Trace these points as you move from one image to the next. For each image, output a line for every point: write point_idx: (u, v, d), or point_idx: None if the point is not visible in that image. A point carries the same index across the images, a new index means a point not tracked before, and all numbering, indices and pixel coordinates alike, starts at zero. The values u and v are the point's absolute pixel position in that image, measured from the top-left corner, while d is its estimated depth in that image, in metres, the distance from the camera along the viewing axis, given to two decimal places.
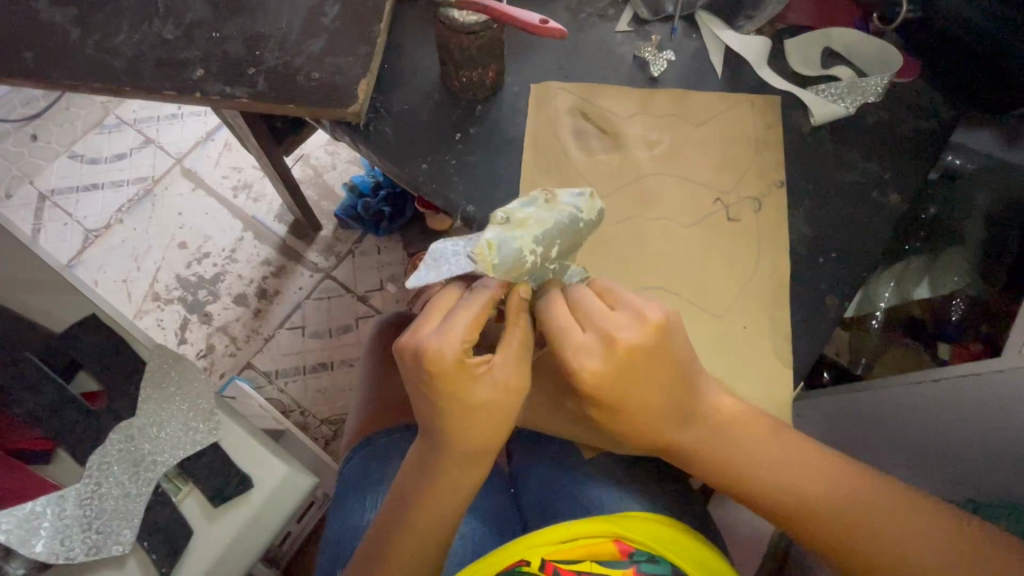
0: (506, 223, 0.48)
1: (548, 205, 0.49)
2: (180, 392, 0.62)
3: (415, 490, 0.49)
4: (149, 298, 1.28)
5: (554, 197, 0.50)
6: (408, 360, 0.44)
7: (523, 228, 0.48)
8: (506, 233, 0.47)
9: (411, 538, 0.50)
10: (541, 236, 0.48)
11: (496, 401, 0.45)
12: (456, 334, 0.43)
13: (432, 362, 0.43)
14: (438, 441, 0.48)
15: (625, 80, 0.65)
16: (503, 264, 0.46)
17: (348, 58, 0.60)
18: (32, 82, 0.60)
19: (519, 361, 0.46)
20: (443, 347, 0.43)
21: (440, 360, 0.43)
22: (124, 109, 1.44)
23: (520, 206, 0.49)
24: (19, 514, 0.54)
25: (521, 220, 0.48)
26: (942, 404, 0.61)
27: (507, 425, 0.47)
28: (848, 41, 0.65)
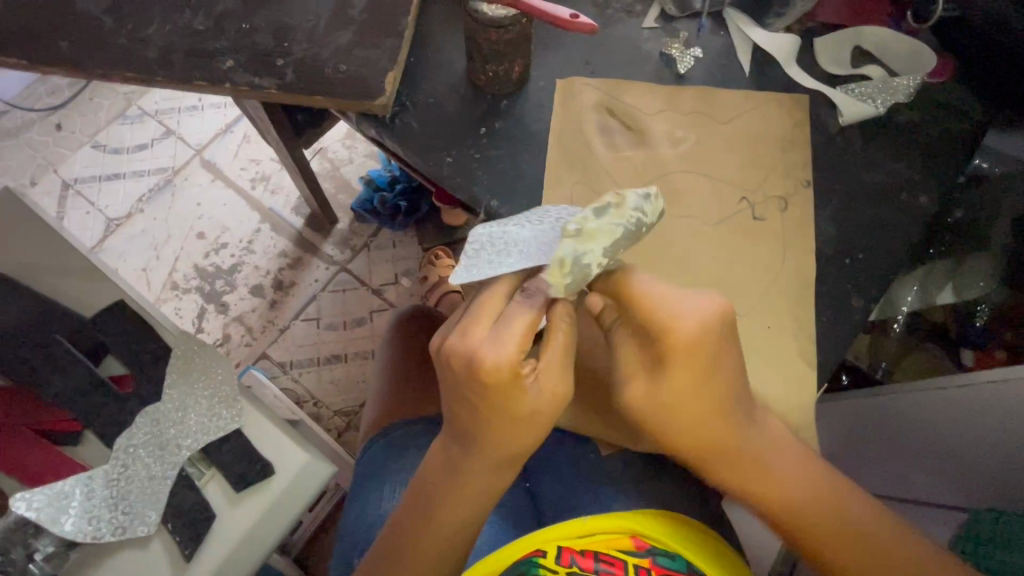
0: (577, 235, 0.47)
1: (617, 213, 0.48)
2: (204, 378, 0.63)
3: (443, 489, 0.50)
4: (168, 287, 1.30)
5: (622, 202, 0.48)
6: (456, 364, 0.43)
7: (593, 241, 0.47)
8: (577, 248, 0.46)
9: (437, 537, 0.50)
10: (610, 248, 0.47)
11: (542, 406, 0.45)
12: (507, 341, 0.42)
13: (482, 368, 0.42)
14: (474, 444, 0.47)
15: (651, 77, 0.64)
16: (572, 279, 0.46)
17: (375, 51, 0.61)
18: (65, 70, 0.61)
19: (564, 367, 0.46)
20: (494, 354, 0.42)
21: (493, 368, 0.42)
22: (146, 100, 1.46)
23: (590, 215, 0.48)
24: (49, 492, 0.56)
25: (591, 232, 0.47)
26: (966, 410, 0.60)
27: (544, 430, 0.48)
28: (879, 40, 0.64)
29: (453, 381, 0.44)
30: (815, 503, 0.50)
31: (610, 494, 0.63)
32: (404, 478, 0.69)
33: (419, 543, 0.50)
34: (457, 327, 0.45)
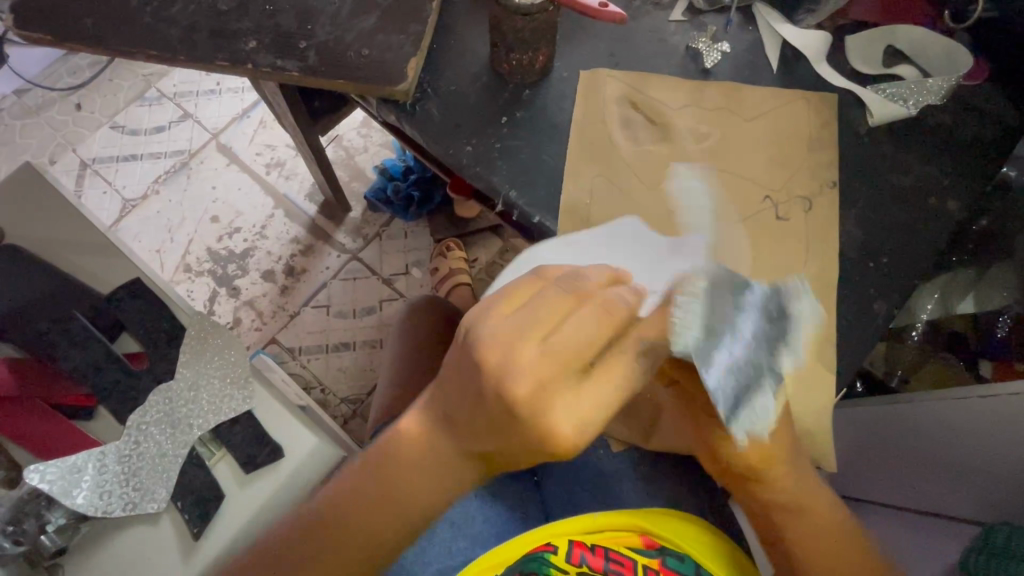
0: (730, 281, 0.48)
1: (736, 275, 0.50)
2: (217, 359, 0.63)
3: (411, 470, 0.45)
4: (181, 269, 1.31)
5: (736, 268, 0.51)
6: (522, 401, 0.38)
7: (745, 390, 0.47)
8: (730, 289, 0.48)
9: (393, 521, 0.46)
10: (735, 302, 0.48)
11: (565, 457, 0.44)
12: (593, 411, 0.39)
13: (555, 433, 0.38)
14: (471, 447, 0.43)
15: (677, 71, 0.63)
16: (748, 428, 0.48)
17: (399, 36, 0.60)
18: (90, 47, 0.61)
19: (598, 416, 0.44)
20: (576, 424, 0.38)
21: (573, 440, 0.38)
22: (166, 82, 1.47)
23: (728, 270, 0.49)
24: (63, 465, 0.56)
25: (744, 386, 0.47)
26: (986, 421, 0.59)
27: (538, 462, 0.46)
28: (914, 38, 0.62)
29: (497, 403, 0.39)
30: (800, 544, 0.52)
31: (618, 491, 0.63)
32: None
33: (370, 518, 0.46)
34: (540, 366, 0.38)
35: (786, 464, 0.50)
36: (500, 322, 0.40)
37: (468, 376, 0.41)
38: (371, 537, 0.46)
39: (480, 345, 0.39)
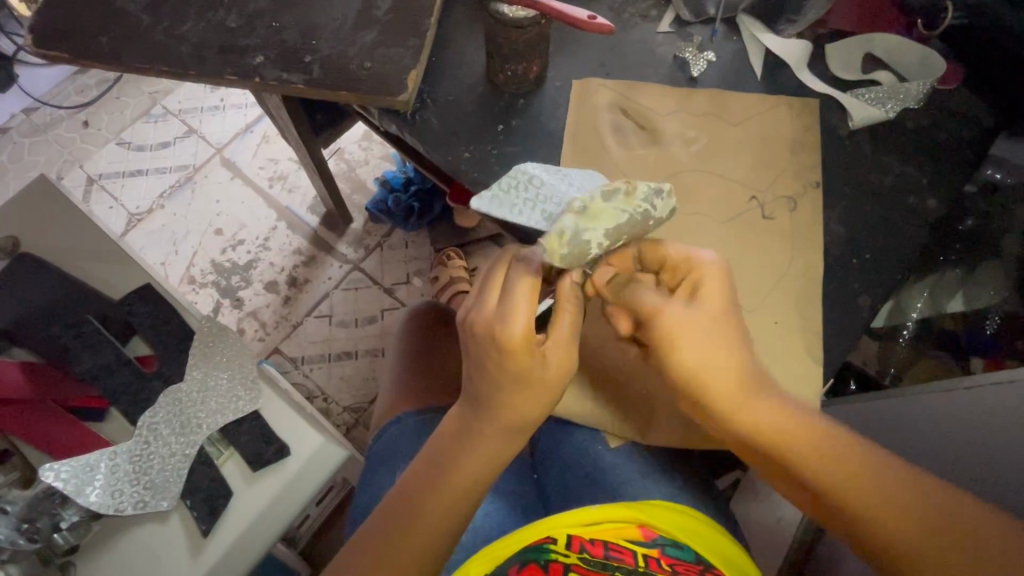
0: (580, 212, 0.49)
1: (627, 199, 0.50)
2: (224, 362, 0.65)
3: (450, 454, 0.54)
4: (186, 281, 1.33)
5: (633, 190, 0.50)
6: (476, 327, 0.50)
7: (596, 221, 0.49)
8: (579, 224, 0.49)
9: (463, 496, 0.53)
10: (613, 230, 0.50)
11: (550, 371, 0.50)
12: (522, 309, 0.48)
13: (501, 333, 0.48)
14: (485, 410, 0.52)
15: (665, 79, 0.66)
16: (570, 253, 0.48)
17: (399, 49, 0.63)
18: (105, 64, 0.64)
19: (570, 341, 0.51)
20: (512, 322, 0.48)
21: (511, 333, 0.47)
22: (171, 99, 1.51)
23: (600, 195, 0.49)
24: (77, 464, 0.57)
25: (595, 212, 0.49)
26: (972, 412, 0.60)
27: (549, 399, 0.52)
28: (890, 45, 0.65)
29: (529, 382, 0.50)
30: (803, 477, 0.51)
31: (618, 484, 0.64)
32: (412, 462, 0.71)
33: (427, 499, 0.53)
34: (476, 303, 0.51)
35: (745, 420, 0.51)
36: (517, 319, 0.48)
37: (495, 370, 0.50)
38: (442, 515, 0.53)
39: (498, 336, 0.48)
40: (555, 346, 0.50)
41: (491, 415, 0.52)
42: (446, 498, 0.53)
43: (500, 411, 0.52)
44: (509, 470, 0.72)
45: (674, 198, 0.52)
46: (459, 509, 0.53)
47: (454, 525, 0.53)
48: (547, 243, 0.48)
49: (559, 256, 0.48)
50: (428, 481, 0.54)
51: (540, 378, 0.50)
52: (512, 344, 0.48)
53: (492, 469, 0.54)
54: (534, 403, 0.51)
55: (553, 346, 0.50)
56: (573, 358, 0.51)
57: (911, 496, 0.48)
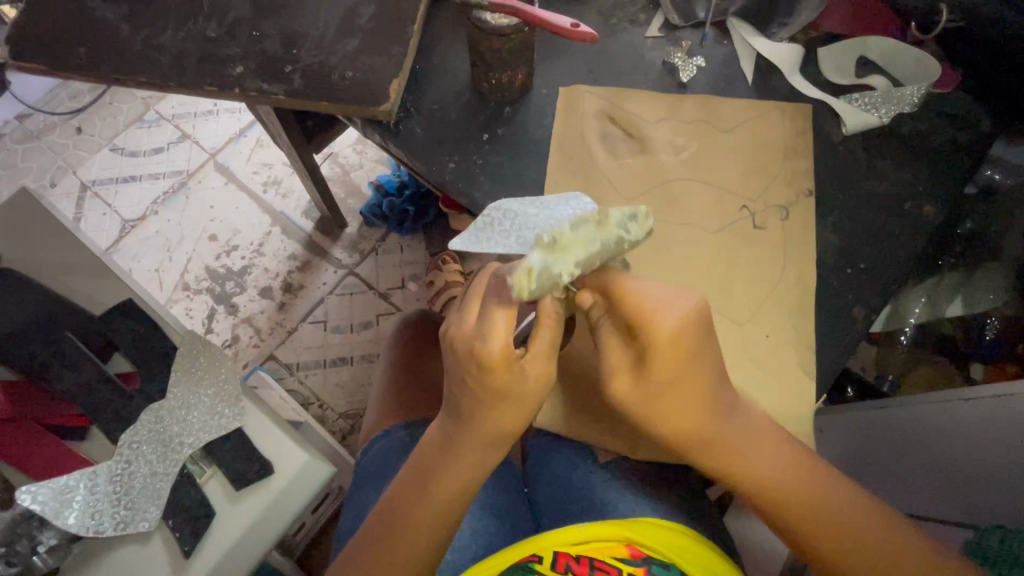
0: (551, 246, 0.46)
1: (599, 228, 0.48)
2: (207, 377, 0.64)
3: (433, 470, 0.52)
4: (179, 288, 1.32)
5: (604, 219, 0.48)
6: (454, 342, 0.48)
7: (566, 252, 0.47)
8: (548, 258, 0.46)
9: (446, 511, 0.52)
10: (584, 259, 0.47)
11: (527, 389, 0.48)
12: (500, 327, 0.46)
13: (479, 351, 0.46)
14: (464, 422, 0.51)
15: (654, 85, 0.65)
16: (539, 286, 0.45)
17: (381, 58, 0.62)
18: (83, 76, 0.63)
19: (550, 354, 0.48)
20: (490, 339, 0.46)
21: (489, 350, 0.46)
22: (163, 105, 1.50)
23: (568, 226, 0.47)
24: (55, 486, 0.56)
25: (566, 244, 0.47)
26: (972, 423, 0.59)
27: (530, 412, 0.50)
28: (884, 49, 0.64)
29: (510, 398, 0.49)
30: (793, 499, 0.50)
31: (609, 499, 0.63)
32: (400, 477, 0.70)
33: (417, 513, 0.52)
34: (456, 321, 0.50)
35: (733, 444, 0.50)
36: (495, 337, 0.46)
37: (475, 387, 0.48)
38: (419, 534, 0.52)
39: (477, 353, 0.46)
40: (534, 359, 0.48)
41: (471, 430, 0.51)
42: (437, 512, 0.52)
43: (479, 425, 0.50)
44: (500, 484, 0.70)
45: (650, 222, 0.50)
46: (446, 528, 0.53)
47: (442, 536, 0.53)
48: (513, 280, 0.45)
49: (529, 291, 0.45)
50: (405, 502, 0.53)
51: (517, 394, 0.48)
52: (489, 361, 0.46)
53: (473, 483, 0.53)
54: (513, 416, 0.50)
55: (532, 362, 0.48)
56: (551, 371, 0.49)
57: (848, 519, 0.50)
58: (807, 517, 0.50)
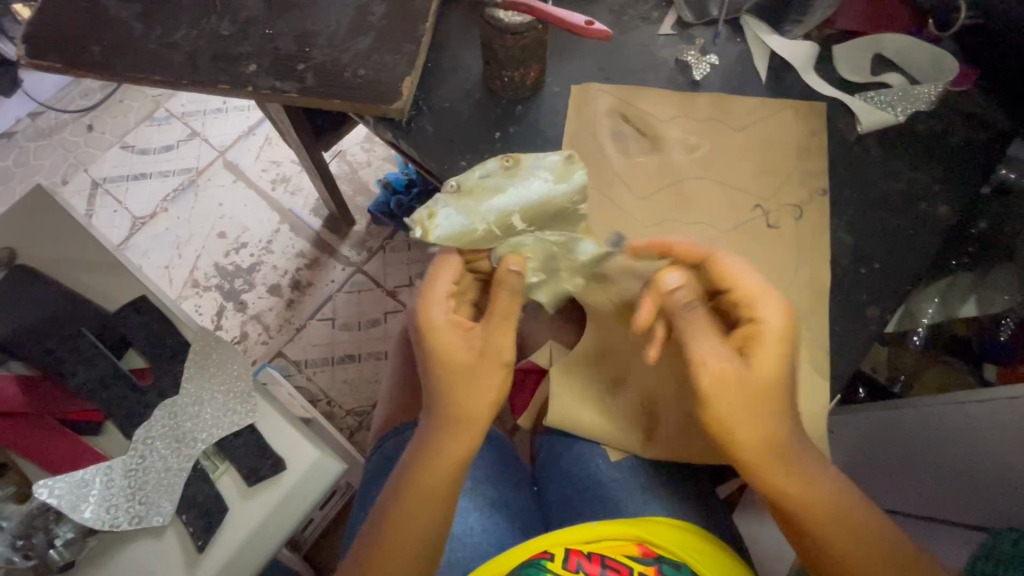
0: (455, 190, 0.53)
1: (505, 172, 0.53)
2: (219, 374, 0.64)
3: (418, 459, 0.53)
4: (189, 285, 1.33)
5: (514, 163, 0.54)
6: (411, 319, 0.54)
7: (472, 196, 0.53)
8: (451, 202, 0.52)
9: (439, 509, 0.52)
10: (488, 199, 0.53)
11: (483, 354, 0.51)
12: (440, 292, 0.52)
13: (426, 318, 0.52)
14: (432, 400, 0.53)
15: (666, 83, 0.64)
16: (446, 227, 0.52)
17: (393, 56, 0.62)
18: (97, 74, 0.63)
19: (502, 319, 0.51)
20: (435, 306, 0.52)
21: (434, 316, 0.51)
22: (173, 102, 1.51)
23: (472, 174, 0.53)
24: (71, 481, 0.57)
25: (471, 188, 0.53)
26: (987, 425, 0.59)
27: (496, 383, 0.52)
28: (900, 47, 0.63)
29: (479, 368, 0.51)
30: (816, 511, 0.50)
31: (619, 498, 0.63)
32: None
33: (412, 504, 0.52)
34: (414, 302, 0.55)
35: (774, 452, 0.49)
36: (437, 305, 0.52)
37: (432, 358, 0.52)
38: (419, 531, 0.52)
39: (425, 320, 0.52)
40: (490, 326, 0.52)
41: (443, 412, 0.52)
42: (431, 503, 0.52)
43: (450, 403, 0.52)
44: (509, 483, 0.71)
45: (576, 163, 0.54)
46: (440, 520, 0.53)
47: (435, 526, 0.52)
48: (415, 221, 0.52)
49: (432, 231, 0.52)
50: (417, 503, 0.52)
51: (483, 361, 0.51)
52: (434, 326, 0.51)
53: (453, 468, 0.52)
54: (483, 386, 0.51)
55: (493, 331, 0.51)
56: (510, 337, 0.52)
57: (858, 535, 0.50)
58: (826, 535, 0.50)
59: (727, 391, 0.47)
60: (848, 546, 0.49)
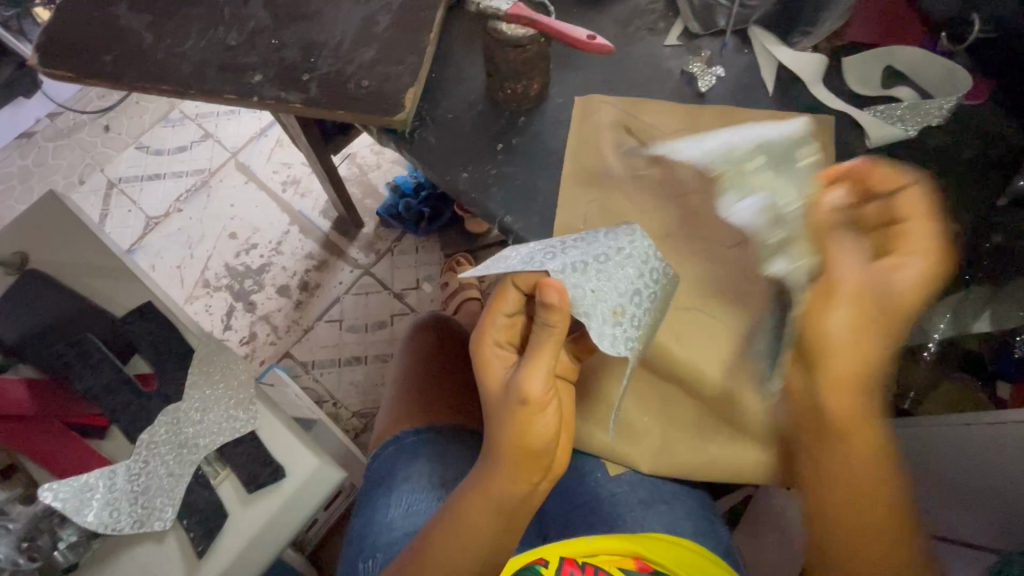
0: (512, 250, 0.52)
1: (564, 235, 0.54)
2: (224, 380, 0.65)
3: (461, 492, 0.51)
4: (199, 285, 1.35)
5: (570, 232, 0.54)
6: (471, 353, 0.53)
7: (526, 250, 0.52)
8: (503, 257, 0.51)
9: (499, 541, 0.51)
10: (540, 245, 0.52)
11: (528, 391, 0.47)
12: (488, 327, 0.52)
13: (479, 353, 0.52)
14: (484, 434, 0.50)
15: (672, 95, 0.64)
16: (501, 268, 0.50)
17: (398, 67, 0.62)
18: (109, 83, 0.64)
19: (546, 361, 0.47)
20: (489, 344, 0.52)
21: (484, 352, 0.52)
22: (187, 104, 1.53)
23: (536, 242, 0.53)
24: (75, 485, 0.58)
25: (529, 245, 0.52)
26: (998, 450, 0.57)
27: (545, 422, 0.48)
28: (912, 59, 0.62)
29: (529, 413, 0.47)
30: (874, 483, 0.49)
31: (618, 513, 0.63)
32: (411, 485, 0.70)
33: (456, 542, 0.50)
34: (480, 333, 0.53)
35: (863, 400, 0.48)
36: (486, 334, 0.52)
37: (485, 394, 0.51)
38: (460, 559, 0.50)
39: (481, 354, 0.52)
40: (534, 370, 0.47)
41: (491, 445, 0.49)
42: (485, 540, 0.50)
43: (493, 444, 0.49)
44: None
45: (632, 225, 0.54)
46: (492, 548, 0.51)
47: (481, 565, 0.51)
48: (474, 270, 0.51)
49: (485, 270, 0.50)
50: (442, 524, 0.52)
51: (524, 406, 0.47)
52: (483, 365, 0.51)
53: (505, 509, 0.49)
54: (528, 428, 0.47)
55: (522, 376, 0.47)
56: (552, 365, 0.48)
57: (892, 532, 0.49)
58: (861, 509, 0.49)
59: (853, 308, 0.47)
60: (881, 529, 0.49)
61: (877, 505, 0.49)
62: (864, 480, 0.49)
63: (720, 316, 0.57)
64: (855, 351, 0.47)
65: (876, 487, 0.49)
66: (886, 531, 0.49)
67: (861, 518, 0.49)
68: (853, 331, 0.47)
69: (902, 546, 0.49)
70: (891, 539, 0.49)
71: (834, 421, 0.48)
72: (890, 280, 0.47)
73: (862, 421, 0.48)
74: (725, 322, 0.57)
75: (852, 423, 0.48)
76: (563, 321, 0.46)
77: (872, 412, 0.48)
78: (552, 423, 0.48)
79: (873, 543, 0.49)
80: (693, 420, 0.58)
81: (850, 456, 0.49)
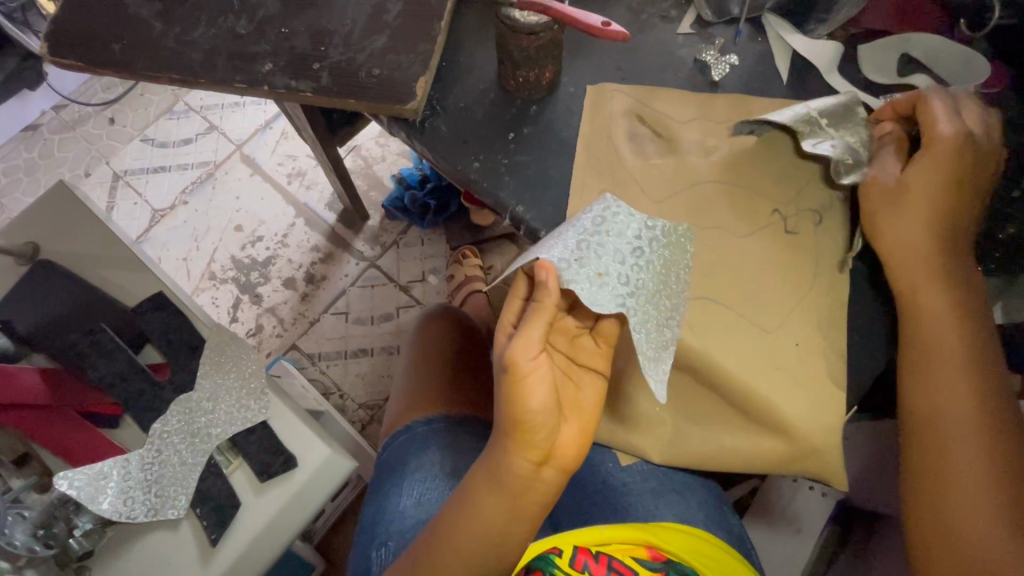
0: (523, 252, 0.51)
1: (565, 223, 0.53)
2: (235, 369, 0.66)
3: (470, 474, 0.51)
4: (206, 277, 1.35)
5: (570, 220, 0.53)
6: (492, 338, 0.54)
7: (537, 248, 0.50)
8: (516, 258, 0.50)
9: (503, 528, 0.50)
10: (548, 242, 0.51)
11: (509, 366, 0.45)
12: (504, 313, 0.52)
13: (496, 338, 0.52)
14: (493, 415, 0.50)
15: (685, 84, 0.63)
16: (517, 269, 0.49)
17: (408, 55, 0.61)
18: (117, 71, 0.64)
19: (530, 337, 0.45)
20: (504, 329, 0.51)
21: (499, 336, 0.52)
22: (192, 97, 1.53)
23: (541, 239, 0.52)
24: (90, 472, 0.58)
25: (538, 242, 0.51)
26: None
27: (532, 401, 0.45)
28: (928, 48, 0.61)
29: (514, 383, 0.45)
30: (941, 367, 0.52)
31: (628, 503, 0.63)
32: (422, 475, 0.70)
33: (461, 523, 0.50)
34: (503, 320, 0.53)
35: (924, 278, 0.53)
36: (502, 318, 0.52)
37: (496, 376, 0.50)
38: (465, 547, 0.50)
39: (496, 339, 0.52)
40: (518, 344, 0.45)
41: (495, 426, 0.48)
42: (487, 524, 0.49)
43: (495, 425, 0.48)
44: None
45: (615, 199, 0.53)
46: (497, 535, 0.50)
47: (487, 551, 0.50)
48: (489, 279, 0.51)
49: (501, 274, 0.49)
50: (452, 510, 0.52)
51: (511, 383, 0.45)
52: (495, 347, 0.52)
53: (508, 491, 0.48)
54: (517, 406, 0.45)
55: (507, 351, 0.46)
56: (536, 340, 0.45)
57: (967, 414, 0.50)
58: (927, 394, 0.52)
59: (885, 212, 0.54)
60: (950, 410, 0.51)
61: (948, 384, 0.51)
62: (937, 362, 0.52)
63: (737, 304, 0.56)
64: (898, 243, 0.54)
65: (941, 370, 0.51)
66: (961, 408, 0.50)
67: (933, 403, 0.51)
68: (889, 225, 0.54)
69: (989, 423, 0.50)
70: (971, 418, 0.50)
71: (913, 312, 0.53)
72: (918, 172, 0.53)
73: (912, 305, 0.53)
74: (744, 312, 0.56)
75: (917, 314, 0.53)
76: (547, 295, 0.45)
77: (929, 293, 0.53)
78: (539, 401, 0.45)
79: (950, 420, 0.51)
80: (719, 412, 0.57)
81: (936, 344, 0.52)
